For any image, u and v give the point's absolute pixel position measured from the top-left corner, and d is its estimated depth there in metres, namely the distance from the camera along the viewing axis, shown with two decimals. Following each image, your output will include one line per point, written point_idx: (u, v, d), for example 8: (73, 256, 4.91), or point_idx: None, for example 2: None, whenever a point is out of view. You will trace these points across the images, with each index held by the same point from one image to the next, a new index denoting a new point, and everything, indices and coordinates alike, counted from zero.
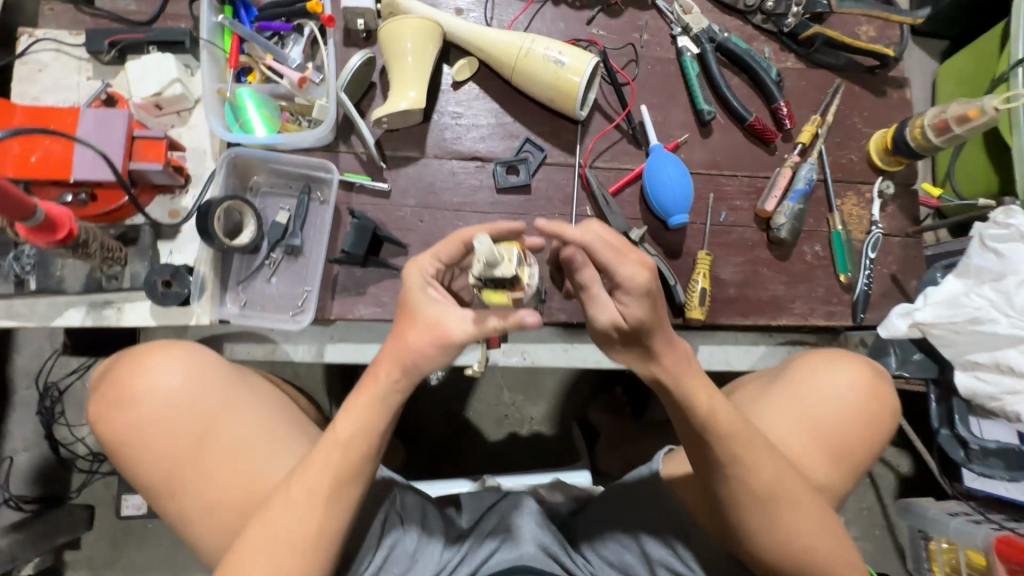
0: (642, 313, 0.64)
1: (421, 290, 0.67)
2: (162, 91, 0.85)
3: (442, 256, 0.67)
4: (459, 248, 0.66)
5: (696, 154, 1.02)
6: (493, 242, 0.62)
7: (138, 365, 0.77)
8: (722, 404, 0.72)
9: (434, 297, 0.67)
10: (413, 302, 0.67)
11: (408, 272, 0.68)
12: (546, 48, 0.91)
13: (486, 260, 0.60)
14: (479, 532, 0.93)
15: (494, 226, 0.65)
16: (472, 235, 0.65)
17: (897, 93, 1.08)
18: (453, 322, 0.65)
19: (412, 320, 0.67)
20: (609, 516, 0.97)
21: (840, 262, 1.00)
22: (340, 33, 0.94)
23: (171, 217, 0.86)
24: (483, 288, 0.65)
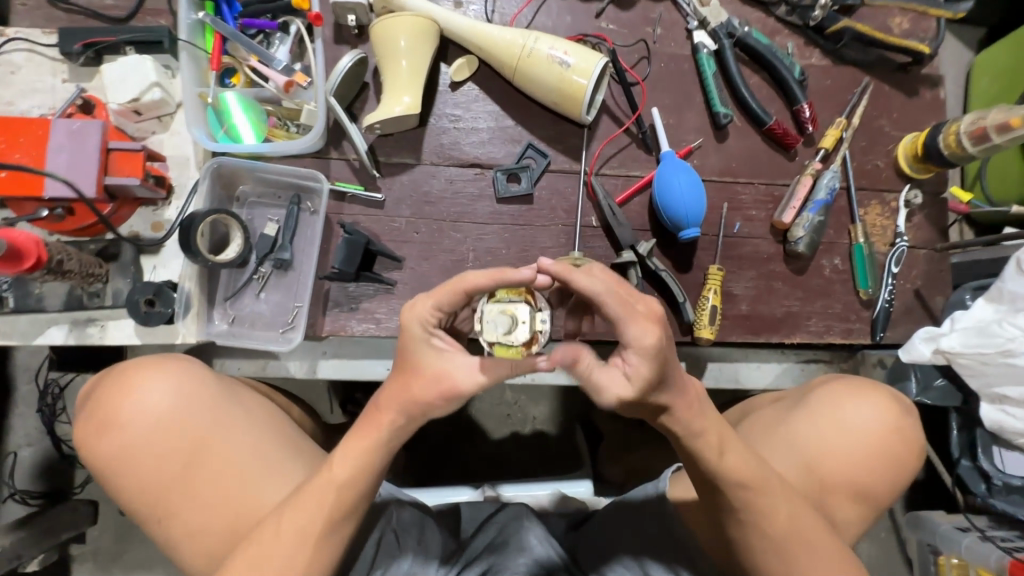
0: (649, 370, 0.61)
1: (425, 342, 0.64)
2: (139, 96, 0.79)
3: (442, 304, 0.63)
4: (459, 297, 0.62)
5: (710, 161, 0.95)
6: (492, 303, 0.66)
7: (125, 386, 0.73)
8: (736, 447, 0.73)
9: (440, 348, 0.64)
10: (414, 356, 0.64)
11: (408, 320, 0.65)
12: (552, 48, 0.84)
13: (504, 322, 0.65)
14: (477, 549, 0.92)
15: (501, 275, 0.60)
16: (473, 284, 0.60)
17: (930, 93, 1.00)
18: (462, 373, 0.63)
19: (416, 371, 0.64)
20: (610, 535, 0.95)
21: (861, 277, 0.94)
22: (330, 29, 0.87)
23: (154, 230, 0.82)
24: (494, 345, 0.65)
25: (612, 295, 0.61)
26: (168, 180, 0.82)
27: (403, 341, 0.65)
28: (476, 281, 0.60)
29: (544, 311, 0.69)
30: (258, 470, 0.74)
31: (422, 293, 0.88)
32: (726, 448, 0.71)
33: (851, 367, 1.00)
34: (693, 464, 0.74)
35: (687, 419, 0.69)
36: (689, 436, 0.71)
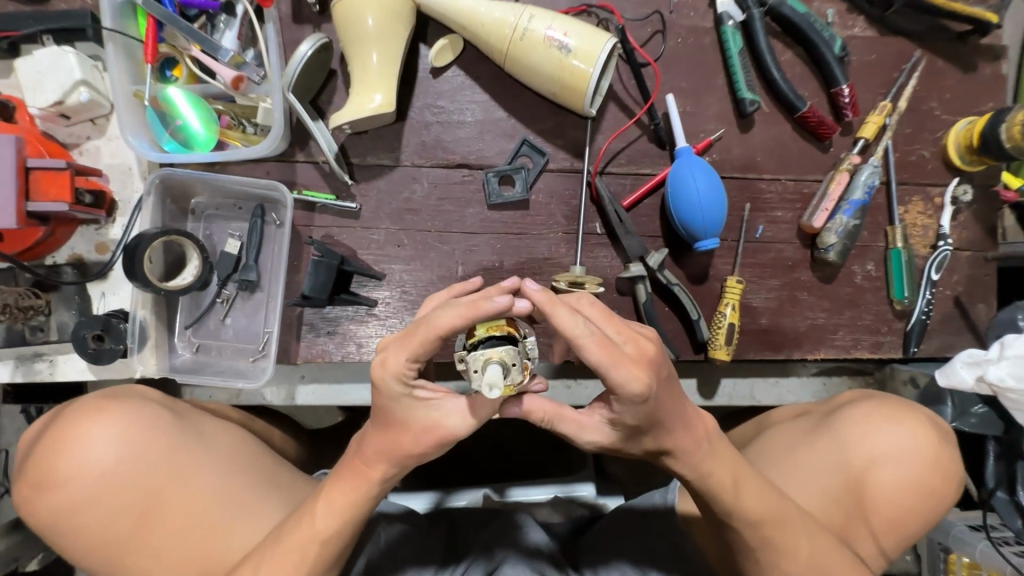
0: (640, 417, 0.56)
1: (405, 397, 0.57)
2: (64, 99, 0.68)
3: (418, 356, 0.55)
4: (435, 343, 0.53)
5: (732, 155, 0.83)
6: (481, 348, 0.55)
7: (63, 437, 0.63)
8: (752, 484, 0.64)
9: (427, 399, 0.58)
10: (400, 413, 0.59)
11: (382, 378, 0.57)
12: (549, 28, 0.71)
13: (504, 361, 0.54)
14: (473, 553, 0.85)
15: (473, 311, 0.52)
16: (451, 326, 0.52)
17: (990, 68, 0.86)
18: (455, 421, 0.59)
19: (403, 426, 0.59)
20: (613, 542, 0.86)
21: (897, 286, 0.84)
22: (287, 4, 0.74)
23: (100, 251, 0.72)
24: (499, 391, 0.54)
25: (595, 338, 0.52)
26: (109, 195, 0.72)
27: (380, 397, 0.58)
28: (449, 325, 0.52)
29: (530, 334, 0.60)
30: (225, 516, 0.65)
31: (406, 313, 0.79)
32: (741, 482, 0.64)
33: (879, 380, 0.91)
34: (703, 501, 0.65)
35: (693, 461, 0.62)
36: (698, 478, 0.63)
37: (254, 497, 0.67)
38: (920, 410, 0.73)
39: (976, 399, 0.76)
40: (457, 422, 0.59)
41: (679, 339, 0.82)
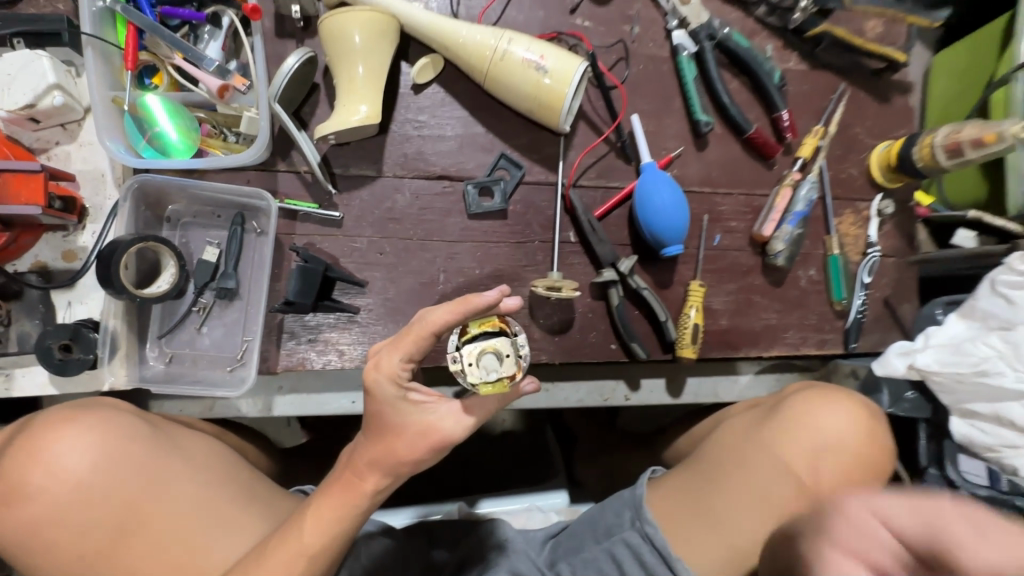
0: None
1: (400, 401, 0.58)
2: (36, 101, 0.66)
3: (412, 355, 0.57)
4: (429, 341, 0.56)
5: (691, 170, 0.91)
6: (474, 341, 0.58)
7: (31, 449, 0.60)
8: None
9: (420, 402, 0.58)
10: (396, 420, 0.58)
11: (375, 381, 0.57)
12: (526, 50, 0.77)
13: (496, 351, 0.57)
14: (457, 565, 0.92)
15: (464, 304, 0.54)
16: (442, 323, 0.54)
17: (900, 100, 1.00)
18: (450, 423, 0.59)
19: (397, 432, 0.58)
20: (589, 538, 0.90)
21: (836, 288, 0.94)
22: (270, 20, 0.76)
23: (67, 260, 0.70)
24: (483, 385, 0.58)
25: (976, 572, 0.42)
26: (80, 201, 0.70)
27: (374, 404, 0.58)
28: (441, 321, 0.54)
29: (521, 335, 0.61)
30: (207, 529, 0.63)
31: (388, 320, 0.79)
32: None
33: (825, 375, 1.01)
34: None
35: None
36: None
37: (237, 513, 0.66)
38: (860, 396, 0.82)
39: (907, 385, 0.85)
40: (452, 425, 0.58)
41: (649, 341, 0.88)
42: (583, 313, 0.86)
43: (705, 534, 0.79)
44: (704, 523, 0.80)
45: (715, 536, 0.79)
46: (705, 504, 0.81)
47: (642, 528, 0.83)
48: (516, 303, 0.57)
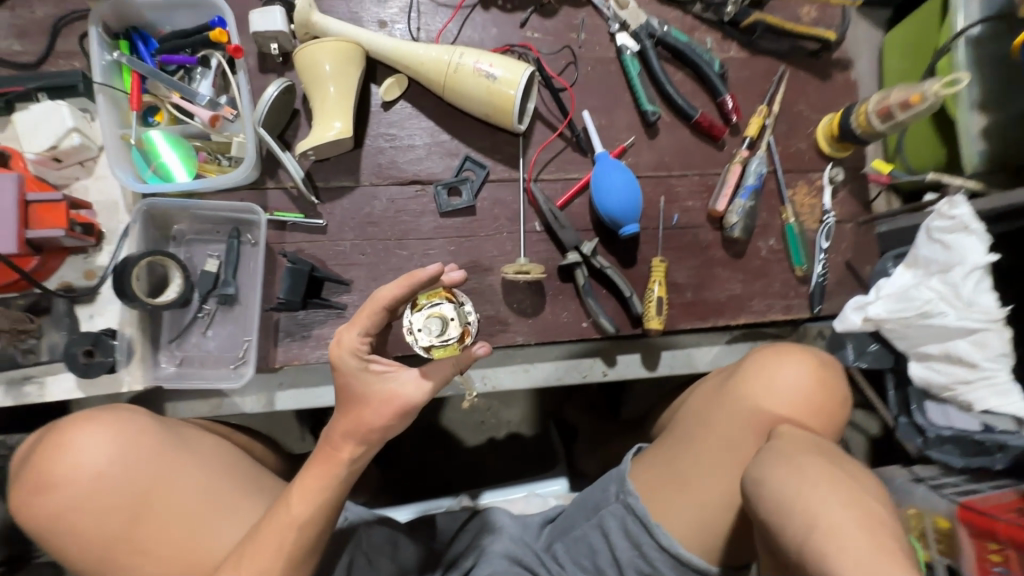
0: None
1: (363, 371, 0.66)
2: (57, 143, 0.77)
3: (369, 330, 0.65)
4: (381, 314, 0.65)
5: (644, 157, 0.99)
6: (425, 313, 0.72)
7: (58, 444, 0.68)
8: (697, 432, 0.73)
9: (382, 371, 0.67)
10: (359, 389, 0.66)
11: (339, 357, 0.65)
12: (477, 62, 0.86)
13: (441, 319, 0.72)
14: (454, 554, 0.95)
15: (410, 279, 0.63)
16: (390, 299, 0.63)
17: (841, 76, 1.06)
18: (410, 389, 0.66)
19: (363, 402, 0.66)
20: (582, 516, 0.93)
21: (795, 255, 0.99)
22: (253, 58, 0.87)
23: (88, 278, 0.80)
24: (433, 347, 0.73)
25: None
26: (97, 226, 0.81)
27: (340, 377, 0.66)
28: (390, 295, 0.63)
29: (468, 303, 0.76)
30: (213, 512, 0.71)
31: None
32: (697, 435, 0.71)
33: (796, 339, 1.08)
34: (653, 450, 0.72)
35: None
36: None
37: (241, 498, 0.73)
38: (809, 351, 0.86)
39: (869, 339, 0.88)
40: (412, 390, 0.66)
41: (618, 315, 0.94)
42: (554, 295, 0.93)
43: (680, 497, 0.83)
44: (675, 481, 0.85)
45: (688, 497, 0.83)
46: (678, 468, 0.85)
47: (625, 500, 0.87)
48: (458, 275, 0.68)
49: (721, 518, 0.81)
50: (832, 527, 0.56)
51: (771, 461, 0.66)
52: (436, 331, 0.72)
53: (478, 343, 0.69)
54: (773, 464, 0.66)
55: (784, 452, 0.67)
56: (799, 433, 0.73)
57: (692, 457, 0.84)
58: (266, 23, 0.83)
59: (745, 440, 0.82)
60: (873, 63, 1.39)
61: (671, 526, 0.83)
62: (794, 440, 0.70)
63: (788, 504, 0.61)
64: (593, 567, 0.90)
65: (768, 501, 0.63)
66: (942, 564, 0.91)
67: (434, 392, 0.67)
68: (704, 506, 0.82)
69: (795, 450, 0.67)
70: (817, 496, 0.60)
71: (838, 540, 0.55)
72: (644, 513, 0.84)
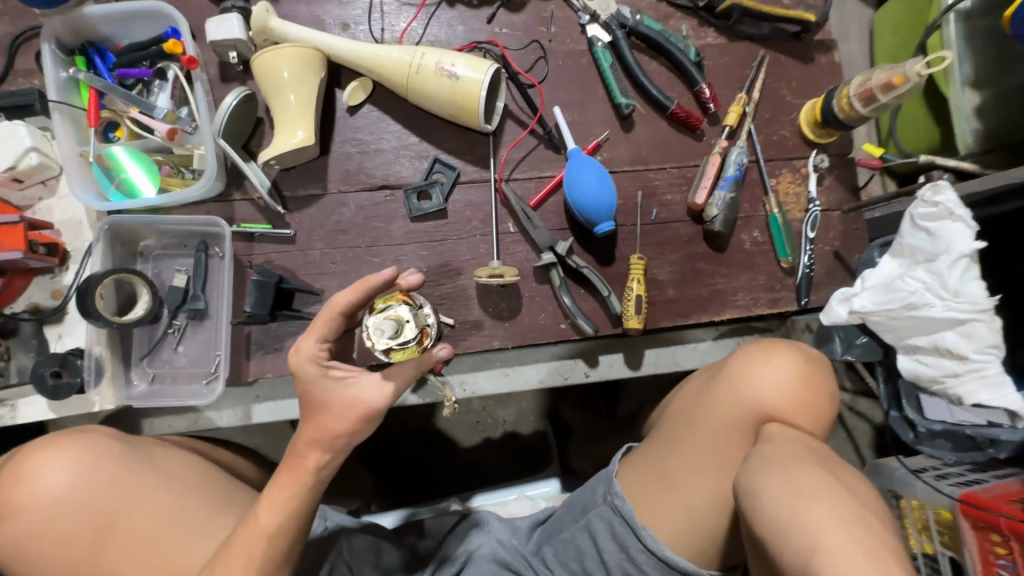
0: None
1: (322, 378, 0.65)
2: (15, 164, 0.77)
3: (326, 335, 0.65)
4: (338, 320, 0.65)
5: (620, 152, 0.96)
6: (379, 316, 0.70)
7: (18, 470, 0.68)
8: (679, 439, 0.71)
9: (341, 377, 0.65)
10: (321, 396, 0.65)
11: (299, 365, 0.65)
12: (439, 61, 0.84)
13: (395, 321, 0.69)
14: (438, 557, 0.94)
15: (364, 284, 0.63)
16: (345, 305, 0.63)
17: (825, 58, 1.02)
18: (372, 393, 0.65)
19: (324, 410, 0.64)
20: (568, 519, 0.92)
21: (780, 246, 0.96)
22: (214, 68, 0.86)
23: (54, 297, 0.80)
24: (391, 351, 0.70)
25: None
26: (62, 246, 0.81)
27: (300, 386, 0.65)
28: (345, 300, 0.63)
29: (427, 305, 0.74)
30: (181, 531, 0.70)
31: None
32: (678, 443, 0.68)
33: (785, 333, 1.05)
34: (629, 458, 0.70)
35: None
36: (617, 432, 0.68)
37: (211, 514, 0.72)
38: (794, 346, 0.83)
39: (858, 332, 0.87)
40: (375, 394, 0.65)
41: (597, 316, 0.92)
42: (530, 297, 0.91)
43: (669, 501, 0.81)
44: (662, 485, 0.82)
45: (675, 501, 0.80)
46: (665, 471, 0.83)
47: (613, 502, 0.84)
48: (415, 278, 0.70)
49: (710, 522, 0.78)
50: (831, 548, 0.53)
51: (761, 473, 0.63)
52: (390, 334, 0.69)
53: (441, 345, 0.70)
54: (763, 476, 0.63)
55: (776, 463, 0.64)
56: (786, 436, 0.70)
57: (680, 462, 0.81)
58: (223, 31, 0.81)
59: (732, 442, 0.79)
60: (862, 44, 1.34)
61: (661, 532, 0.81)
62: (782, 447, 0.67)
63: (782, 522, 0.58)
64: (580, 569, 0.89)
65: (762, 518, 0.60)
66: (947, 556, 0.90)
67: (398, 394, 0.66)
68: (693, 510, 0.79)
69: (785, 460, 0.64)
70: (812, 514, 0.56)
71: (839, 562, 0.52)
72: (630, 515, 0.82)
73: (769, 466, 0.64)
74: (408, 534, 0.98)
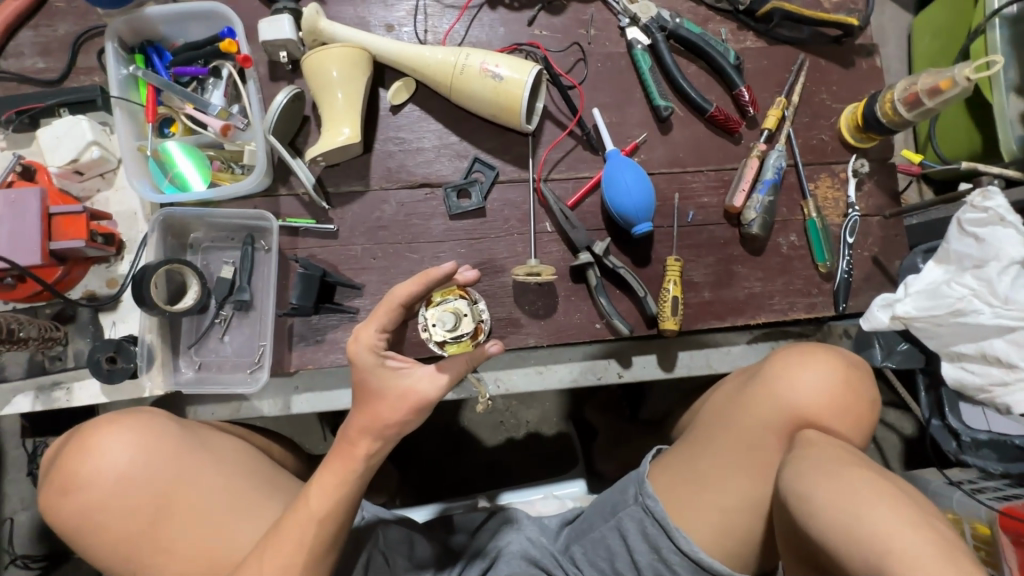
0: None
1: (378, 367, 0.66)
2: (79, 156, 0.82)
3: (386, 325, 0.66)
4: (398, 311, 0.66)
5: (657, 154, 0.96)
6: (438, 309, 0.73)
7: (84, 445, 0.72)
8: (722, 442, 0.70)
9: (397, 367, 0.66)
10: (375, 384, 0.66)
11: (356, 352, 0.66)
12: (484, 62, 0.85)
13: (451, 316, 0.73)
14: (470, 550, 0.94)
15: (426, 276, 0.65)
16: (406, 296, 0.64)
17: (866, 62, 1.01)
18: (425, 383, 0.66)
19: (379, 397, 0.66)
20: (598, 518, 0.91)
21: (818, 251, 0.95)
22: (264, 66, 0.88)
23: (110, 286, 0.85)
24: (446, 344, 0.74)
25: None
26: (118, 236, 0.85)
27: (357, 373, 0.66)
28: (406, 292, 0.65)
29: (480, 302, 0.78)
30: (230, 514, 0.72)
31: None
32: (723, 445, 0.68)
33: (821, 339, 1.04)
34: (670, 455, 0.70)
35: None
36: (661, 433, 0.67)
37: (258, 497, 0.74)
38: (834, 349, 0.82)
39: (898, 338, 0.86)
40: (427, 385, 0.66)
41: (632, 316, 0.92)
42: (567, 297, 0.92)
43: (701, 501, 0.80)
44: (696, 486, 0.81)
45: (708, 502, 0.80)
46: (696, 472, 0.82)
47: (644, 502, 0.84)
48: (472, 275, 0.71)
49: (745, 524, 0.78)
50: (905, 556, 0.53)
51: (816, 480, 0.62)
52: (447, 327, 0.72)
53: (492, 342, 0.70)
54: (819, 483, 0.62)
55: (829, 468, 0.63)
56: (830, 442, 0.70)
57: (714, 463, 0.81)
58: (275, 31, 0.84)
59: (769, 445, 0.78)
60: (899, 49, 1.33)
61: (693, 533, 0.80)
62: (830, 452, 0.66)
63: (848, 530, 0.57)
64: (611, 569, 0.89)
65: (825, 526, 0.59)
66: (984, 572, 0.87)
67: (450, 386, 0.67)
68: (727, 510, 0.78)
69: (837, 465, 0.63)
70: (877, 521, 0.56)
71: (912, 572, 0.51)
72: (662, 515, 0.81)
73: (821, 471, 0.63)
74: (439, 530, 0.98)
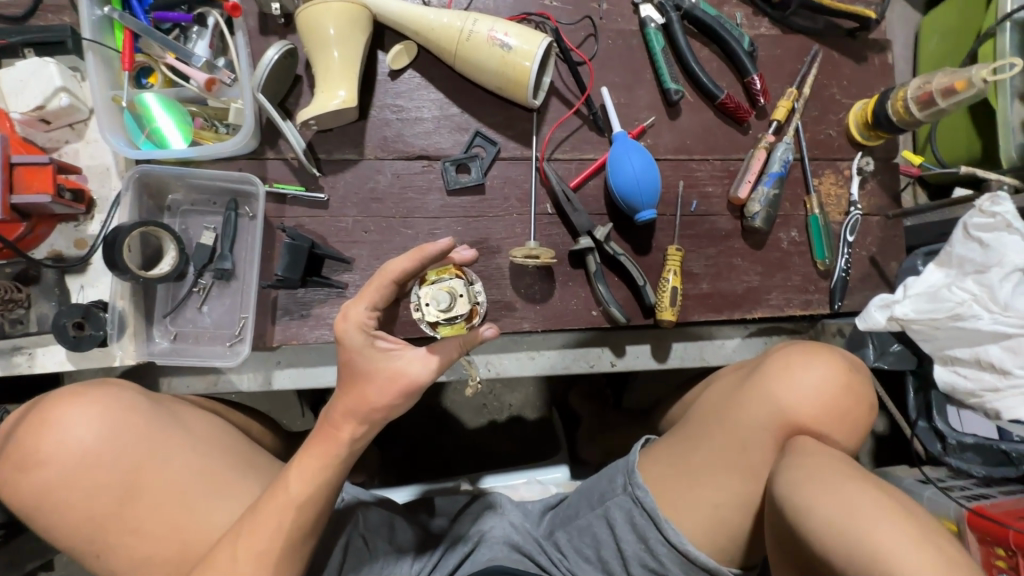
0: None
1: (367, 347, 0.62)
2: (45, 103, 0.76)
3: (377, 304, 0.63)
4: (390, 287, 0.62)
5: (663, 140, 0.93)
6: (433, 289, 0.69)
7: (47, 421, 0.67)
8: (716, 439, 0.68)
9: (388, 349, 0.63)
10: (364, 365, 0.63)
11: (344, 331, 0.62)
12: (491, 30, 0.80)
13: (442, 297, 0.69)
14: (453, 535, 0.92)
15: (420, 253, 0.61)
16: (400, 272, 0.61)
17: (878, 58, 1.00)
18: (417, 367, 0.63)
19: (367, 379, 0.62)
20: (583, 505, 0.90)
21: (818, 248, 0.94)
22: (254, 19, 0.82)
23: (78, 247, 0.79)
24: (439, 324, 0.70)
25: None
26: (88, 193, 0.79)
27: (345, 353, 0.63)
28: (400, 268, 0.61)
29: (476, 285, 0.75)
30: (203, 495, 0.69)
31: None
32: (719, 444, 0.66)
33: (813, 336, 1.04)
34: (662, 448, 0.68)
35: None
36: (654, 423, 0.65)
37: (232, 478, 0.71)
38: (831, 350, 0.81)
39: (892, 339, 0.87)
40: (418, 368, 0.63)
41: (629, 305, 0.90)
42: (563, 282, 0.89)
43: (689, 495, 0.80)
44: (685, 480, 0.80)
45: (697, 496, 0.79)
46: (688, 464, 0.81)
47: (632, 492, 0.83)
48: (471, 254, 0.69)
49: (732, 519, 0.78)
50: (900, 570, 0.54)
51: (817, 492, 0.63)
52: (438, 307, 0.68)
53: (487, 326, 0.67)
54: (817, 495, 0.62)
55: (829, 479, 0.63)
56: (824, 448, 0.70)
57: (705, 458, 0.80)
58: None
59: (762, 443, 0.78)
60: (907, 48, 1.31)
61: (680, 526, 0.79)
62: (827, 460, 0.67)
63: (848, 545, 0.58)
64: (595, 557, 0.88)
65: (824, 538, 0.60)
66: None
67: (442, 371, 0.64)
68: (715, 505, 0.78)
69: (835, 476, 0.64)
70: (873, 536, 0.57)
71: None
72: (651, 506, 0.80)
73: (819, 486, 0.63)
74: (420, 513, 0.96)
